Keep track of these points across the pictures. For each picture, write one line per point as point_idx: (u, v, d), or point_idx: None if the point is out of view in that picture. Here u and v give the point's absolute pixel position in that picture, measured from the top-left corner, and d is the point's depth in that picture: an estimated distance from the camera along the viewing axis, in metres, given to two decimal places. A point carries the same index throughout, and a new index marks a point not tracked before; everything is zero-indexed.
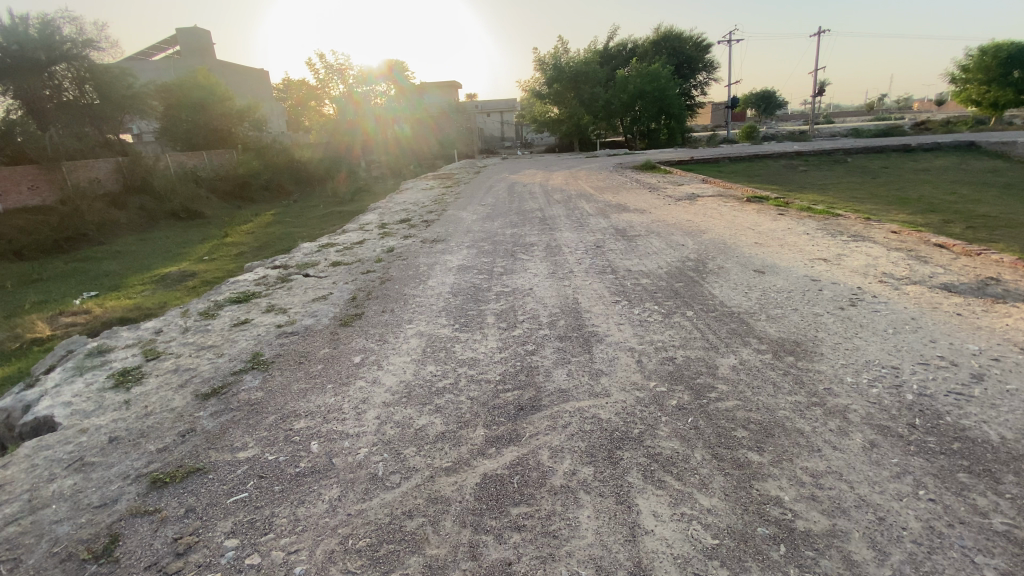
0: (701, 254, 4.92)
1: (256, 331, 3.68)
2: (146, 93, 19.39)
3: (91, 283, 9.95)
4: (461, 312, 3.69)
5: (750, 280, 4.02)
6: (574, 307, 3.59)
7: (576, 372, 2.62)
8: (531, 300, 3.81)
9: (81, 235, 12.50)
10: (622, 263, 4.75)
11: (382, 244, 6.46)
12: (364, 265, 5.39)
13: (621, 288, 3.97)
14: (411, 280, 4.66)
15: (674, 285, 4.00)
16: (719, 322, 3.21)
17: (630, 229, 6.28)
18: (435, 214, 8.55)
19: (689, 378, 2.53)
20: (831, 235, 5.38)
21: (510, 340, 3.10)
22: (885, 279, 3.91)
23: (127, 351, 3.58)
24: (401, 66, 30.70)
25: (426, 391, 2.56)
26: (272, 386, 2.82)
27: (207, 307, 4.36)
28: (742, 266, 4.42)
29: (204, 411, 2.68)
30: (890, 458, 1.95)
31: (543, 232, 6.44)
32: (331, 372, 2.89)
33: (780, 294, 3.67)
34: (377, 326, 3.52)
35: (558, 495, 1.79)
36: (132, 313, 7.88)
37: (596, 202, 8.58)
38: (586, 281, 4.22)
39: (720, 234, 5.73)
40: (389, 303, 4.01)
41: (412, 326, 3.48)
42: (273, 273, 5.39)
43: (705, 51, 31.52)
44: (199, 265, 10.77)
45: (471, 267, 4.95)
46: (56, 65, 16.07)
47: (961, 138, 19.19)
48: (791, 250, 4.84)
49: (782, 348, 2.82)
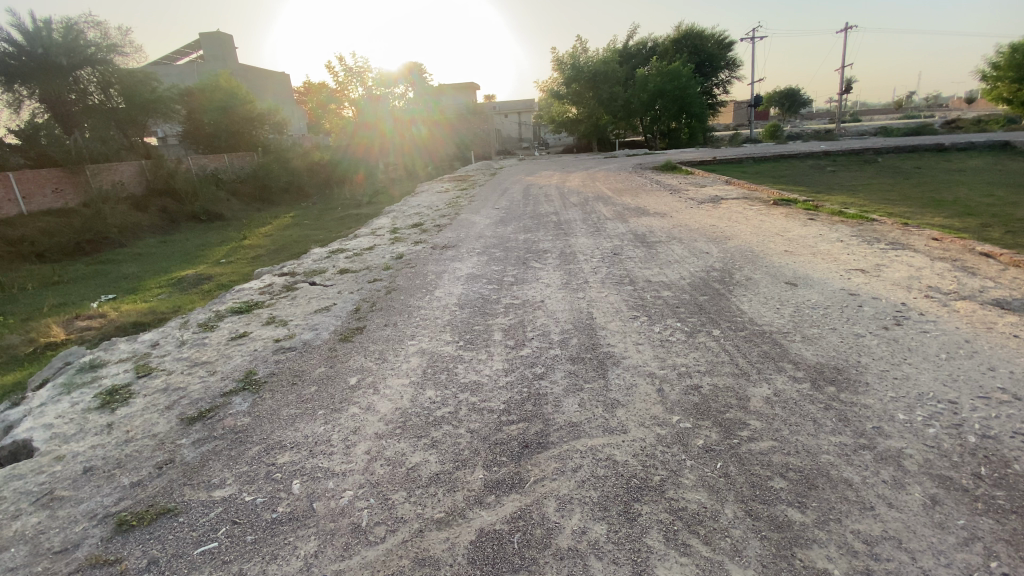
0: (726, 263, 4.61)
1: (252, 346, 3.49)
2: (168, 96, 19.64)
3: (108, 286, 9.99)
4: (467, 327, 3.45)
5: (782, 294, 3.71)
6: (587, 323, 3.32)
7: (589, 402, 2.37)
8: (542, 315, 3.55)
9: (103, 237, 12.60)
10: (641, 273, 4.46)
11: (392, 250, 6.29)
12: (371, 273, 5.21)
13: (639, 302, 3.69)
14: (418, 290, 4.45)
15: (697, 298, 3.71)
16: (748, 343, 2.91)
17: (650, 235, 5.99)
18: (447, 218, 8.34)
19: (716, 412, 2.25)
20: (867, 243, 5.01)
21: (517, 361, 2.85)
22: (930, 294, 3.56)
23: (119, 366, 3.43)
24: (419, 68, 30.76)
25: (423, 420, 2.33)
26: (261, 411, 2.61)
27: (208, 317, 4.21)
28: (771, 277, 4.10)
29: (186, 438, 2.49)
30: (956, 520, 1.64)
31: (558, 238, 6.17)
32: (325, 395, 2.67)
33: (815, 311, 3.35)
34: (378, 342, 3.30)
35: (564, 560, 1.54)
36: (145, 317, 7.83)
37: (614, 205, 8.28)
38: (601, 294, 3.94)
39: (747, 241, 5.41)
40: (392, 316, 3.80)
41: (414, 342, 3.25)
42: (279, 281, 5.23)
43: (727, 49, 30.84)
44: (215, 268, 10.76)
45: (481, 276, 4.72)
46: (80, 69, 16.32)
47: (998, 137, 18.30)
48: (825, 260, 4.50)
49: (821, 376, 2.52)
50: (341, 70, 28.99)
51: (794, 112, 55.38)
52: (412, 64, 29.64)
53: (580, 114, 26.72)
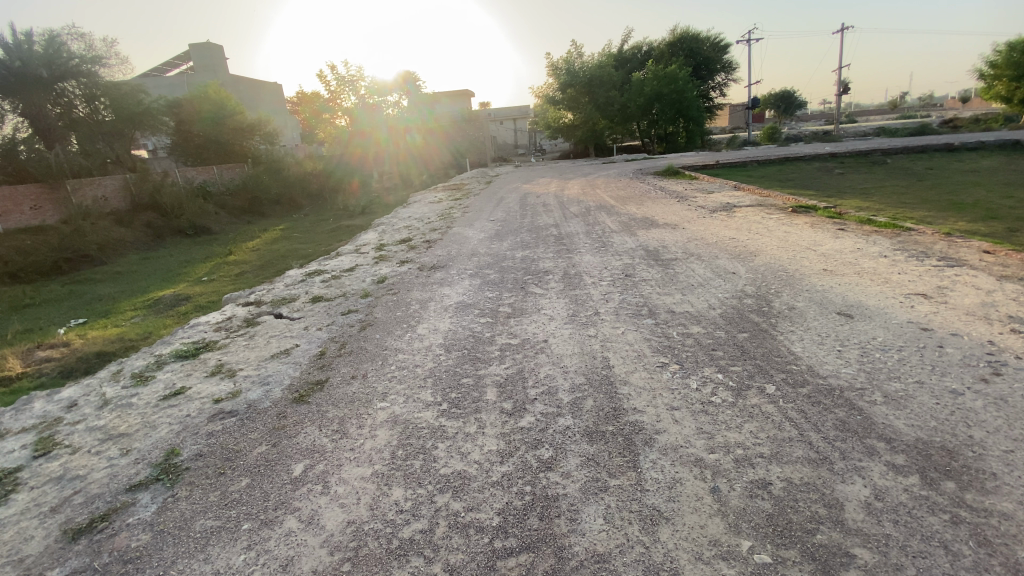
0: (759, 286, 3.95)
1: (184, 411, 2.79)
2: (155, 108, 18.99)
3: (81, 309, 9.31)
4: (452, 380, 2.76)
5: (835, 328, 3.05)
6: (604, 376, 2.64)
7: (618, 515, 1.70)
8: (546, 361, 2.87)
9: (83, 255, 11.87)
10: (660, 301, 3.77)
11: (374, 272, 5.61)
12: (345, 302, 4.52)
13: (664, 343, 3.00)
14: (397, 326, 3.75)
15: (736, 336, 3.03)
16: (818, 408, 2.24)
17: (664, 251, 5.31)
18: (438, 232, 7.71)
19: (803, 534, 1.58)
20: (918, 260, 4.35)
21: (516, 437, 2.16)
22: (1018, 327, 2.90)
23: (17, 440, 2.73)
24: (413, 76, 30.27)
25: (384, 548, 1.66)
26: (167, 523, 1.94)
27: (146, 365, 3.51)
28: (818, 306, 3.43)
29: (60, 567, 1.80)
30: None
31: (560, 256, 5.49)
32: (260, 495, 2.01)
33: (888, 355, 2.67)
34: (340, 406, 2.60)
35: None
36: (112, 345, 7.14)
37: (619, 216, 7.64)
38: (615, 330, 3.25)
39: (775, 257, 4.75)
40: (361, 364, 3.11)
41: (385, 405, 2.56)
42: (241, 313, 4.54)
43: (723, 51, 30.39)
44: (195, 286, 10.08)
45: (472, 306, 4.04)
46: (65, 82, 15.66)
47: (1010, 135, 17.62)
48: (875, 282, 3.85)
49: (929, 466, 1.84)
50: (333, 78, 28.62)
51: (790, 113, 54.66)
52: (407, 74, 29.39)
53: (576, 120, 26.27)
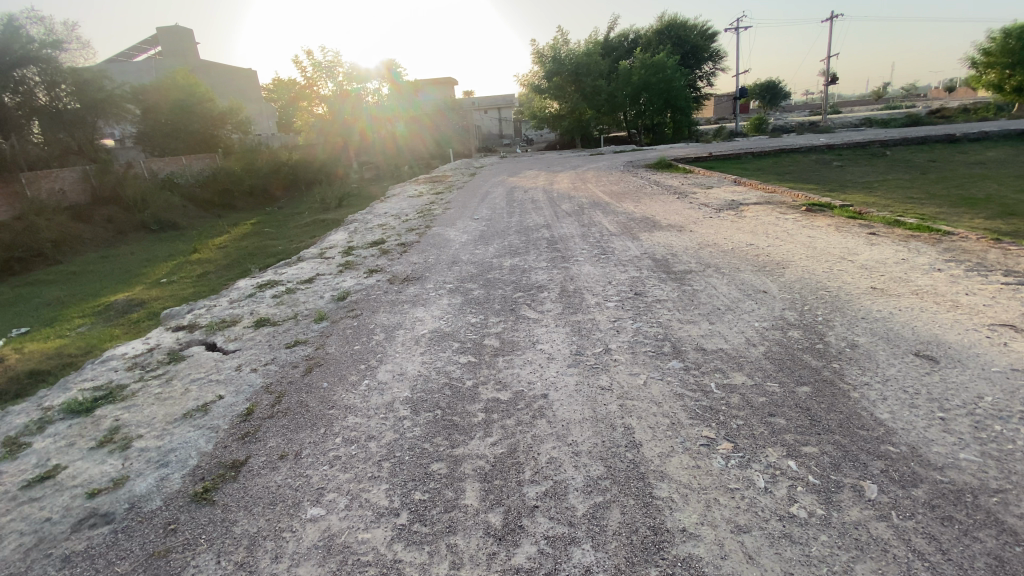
0: (803, 311, 3.23)
1: (44, 511, 1.98)
2: (119, 95, 17.65)
3: (22, 316, 8.29)
4: (419, 469, 1.96)
5: (927, 382, 2.32)
6: (631, 464, 1.88)
7: None
8: (549, 435, 2.10)
9: (34, 254, 10.77)
10: (684, 332, 3.04)
11: (335, 286, 4.77)
12: (293, 329, 3.70)
13: (703, 404, 2.25)
14: (352, 367, 2.95)
15: (797, 393, 2.29)
16: (953, 531, 1.52)
17: (675, 260, 4.59)
18: (416, 232, 6.88)
19: None
20: (984, 276, 3.65)
21: None
22: None
23: None
24: (394, 63, 28.86)
25: None
26: None
27: (24, 427, 2.67)
28: (887, 344, 2.70)
29: None
30: None
31: (555, 265, 4.73)
32: None
33: (1013, 429, 1.95)
34: (260, 513, 1.83)
35: None
36: (47, 361, 6.20)
37: (616, 215, 6.91)
38: (634, 379, 2.50)
39: (808, 270, 4.05)
40: (296, 434, 2.30)
41: (319, 513, 1.79)
42: (165, 343, 3.69)
43: (711, 39, 29.55)
44: (153, 289, 9.10)
45: (450, 337, 3.24)
46: (25, 68, 14.15)
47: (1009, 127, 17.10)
48: (945, 307, 3.15)
49: None
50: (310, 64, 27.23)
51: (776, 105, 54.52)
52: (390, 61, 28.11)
53: (563, 109, 25.35)
